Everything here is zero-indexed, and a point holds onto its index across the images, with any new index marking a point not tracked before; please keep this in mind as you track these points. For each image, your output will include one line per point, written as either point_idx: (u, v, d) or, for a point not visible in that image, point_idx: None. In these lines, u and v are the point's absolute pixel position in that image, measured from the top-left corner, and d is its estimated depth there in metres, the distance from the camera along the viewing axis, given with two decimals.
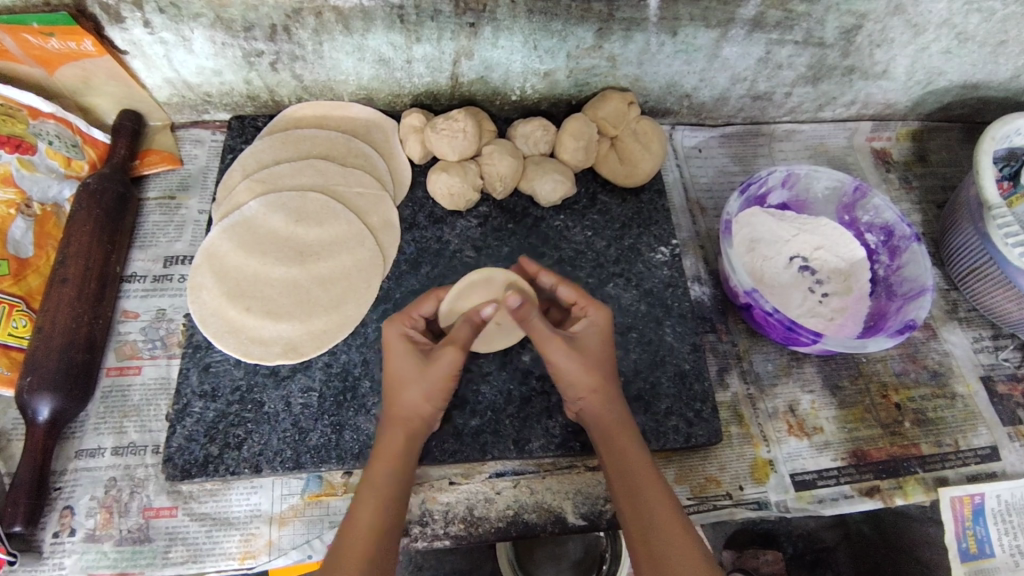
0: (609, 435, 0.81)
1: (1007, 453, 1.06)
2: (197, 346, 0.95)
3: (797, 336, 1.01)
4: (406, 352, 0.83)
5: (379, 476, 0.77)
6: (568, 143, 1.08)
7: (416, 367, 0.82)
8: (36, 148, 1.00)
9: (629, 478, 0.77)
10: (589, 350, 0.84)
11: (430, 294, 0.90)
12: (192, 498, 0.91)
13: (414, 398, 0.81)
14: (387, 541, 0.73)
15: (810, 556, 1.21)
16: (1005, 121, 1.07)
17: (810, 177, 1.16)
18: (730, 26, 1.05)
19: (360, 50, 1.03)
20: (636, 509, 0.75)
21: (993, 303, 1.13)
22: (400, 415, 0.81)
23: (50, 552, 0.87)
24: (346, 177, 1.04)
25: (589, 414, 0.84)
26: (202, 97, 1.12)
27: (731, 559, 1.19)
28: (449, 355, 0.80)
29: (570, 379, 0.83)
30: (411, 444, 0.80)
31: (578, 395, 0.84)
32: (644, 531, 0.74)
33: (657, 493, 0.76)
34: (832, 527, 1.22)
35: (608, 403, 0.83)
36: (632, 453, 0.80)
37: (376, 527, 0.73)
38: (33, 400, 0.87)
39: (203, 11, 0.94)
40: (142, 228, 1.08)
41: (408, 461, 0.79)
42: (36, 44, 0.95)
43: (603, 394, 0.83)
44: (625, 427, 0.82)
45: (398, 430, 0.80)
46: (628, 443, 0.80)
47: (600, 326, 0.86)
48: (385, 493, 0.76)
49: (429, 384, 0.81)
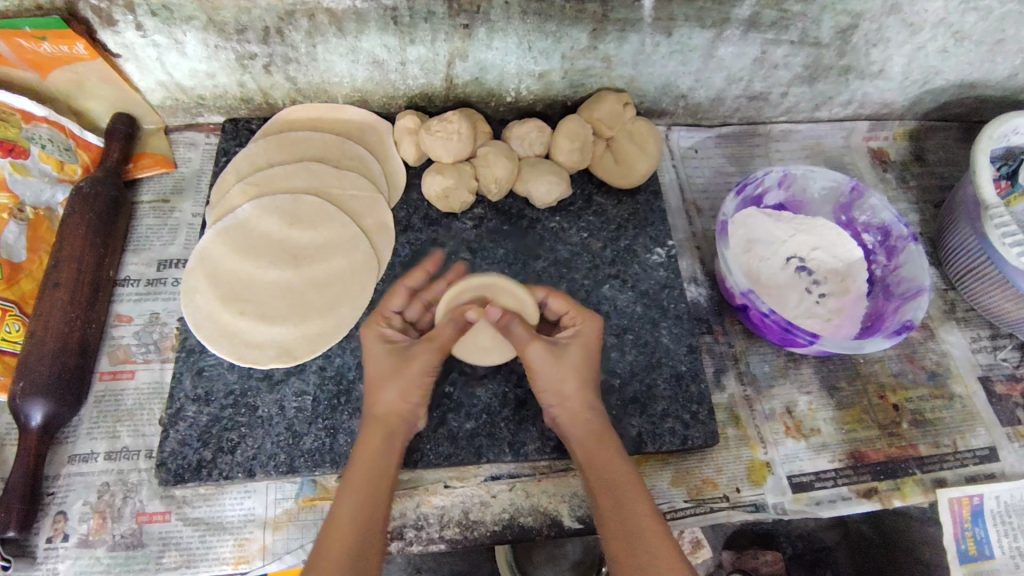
0: (589, 447, 0.81)
1: (1006, 454, 1.06)
2: (191, 350, 0.95)
3: (795, 336, 1.00)
4: (380, 353, 0.83)
5: (357, 474, 0.75)
6: (563, 144, 1.07)
7: (393, 364, 0.81)
8: (28, 151, 1.00)
9: (612, 486, 0.77)
10: (570, 359, 0.83)
11: (398, 287, 0.91)
12: (185, 503, 0.90)
13: (392, 398, 0.80)
14: (367, 542, 0.72)
15: (809, 556, 1.22)
16: (1002, 120, 1.07)
17: (807, 177, 1.16)
18: (725, 26, 1.05)
19: (354, 52, 1.03)
20: (618, 518, 0.75)
21: (991, 303, 1.12)
22: (380, 415, 0.80)
23: (43, 558, 0.86)
24: (340, 180, 1.03)
25: (570, 422, 0.83)
26: (196, 100, 1.12)
27: (731, 560, 1.18)
28: (423, 353, 0.81)
29: (546, 383, 0.82)
30: (392, 444, 0.79)
31: (557, 405, 0.83)
32: (627, 541, 0.73)
33: (639, 500, 0.76)
34: (829, 528, 1.23)
35: (587, 409, 0.82)
36: (612, 463, 0.79)
37: (355, 529, 0.72)
38: (25, 405, 0.87)
39: (195, 13, 0.94)
40: (136, 232, 1.08)
41: (388, 460, 0.78)
42: (30, 48, 0.95)
43: (582, 402, 0.82)
44: (606, 435, 0.81)
45: (379, 429, 0.79)
46: (608, 452, 0.80)
47: (587, 337, 0.85)
48: (367, 495, 0.74)
49: (403, 382, 0.80)
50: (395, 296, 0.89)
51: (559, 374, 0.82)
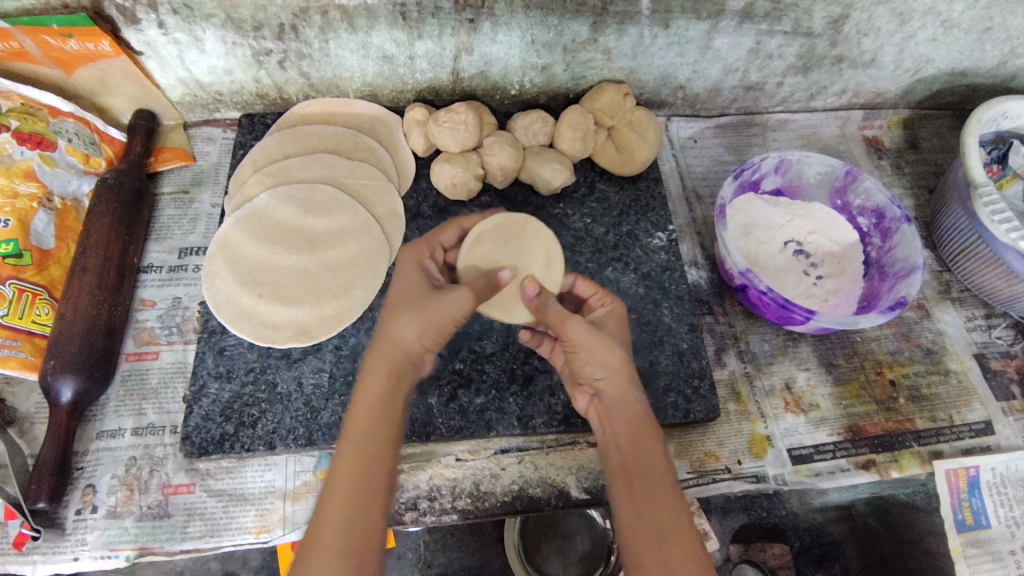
0: (632, 427, 0.77)
1: (1001, 427, 1.08)
2: (212, 331, 0.99)
3: (792, 313, 1.04)
4: (411, 281, 0.82)
5: (362, 419, 0.72)
6: (566, 133, 1.11)
7: (417, 301, 0.79)
8: (56, 145, 1.04)
9: (645, 469, 0.73)
10: (614, 334, 0.84)
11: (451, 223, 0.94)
12: (208, 475, 0.94)
13: (406, 330, 0.77)
14: (375, 485, 0.67)
15: (818, 549, 1.23)
16: (992, 105, 1.12)
17: (803, 163, 1.20)
18: (720, 17, 1.09)
19: (364, 47, 1.07)
20: (647, 501, 0.70)
21: (984, 281, 1.15)
22: (390, 351, 0.76)
23: (72, 529, 0.90)
24: (352, 169, 1.08)
25: (611, 399, 0.80)
26: (214, 96, 1.16)
27: (738, 552, 1.20)
28: (461, 293, 0.80)
29: (591, 356, 0.81)
30: (396, 383, 0.75)
31: (599, 372, 0.81)
32: (653, 530, 0.68)
33: (667, 487, 0.71)
34: (838, 522, 1.25)
35: (631, 387, 0.80)
36: (650, 449, 0.74)
37: (358, 468, 0.68)
38: (56, 382, 0.91)
39: (214, 11, 0.98)
40: (158, 221, 1.13)
41: (392, 405, 0.74)
42: (56, 45, 0.99)
43: (626, 377, 0.80)
44: (646, 420, 0.77)
45: (381, 363, 0.75)
46: (650, 436, 0.76)
47: (618, 314, 0.88)
48: (371, 433, 0.70)
49: (427, 316, 0.78)
50: (446, 231, 0.93)
51: (604, 343, 0.81)
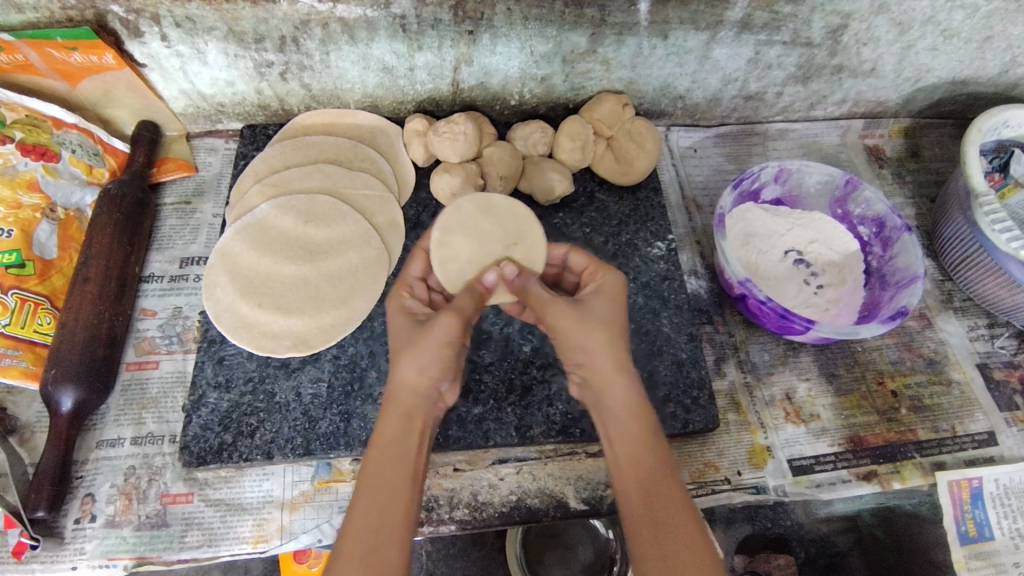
0: (622, 420, 0.76)
1: (1004, 438, 1.08)
2: (212, 340, 1.00)
3: (792, 323, 1.03)
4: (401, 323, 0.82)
5: (376, 466, 0.71)
6: (565, 144, 1.12)
7: (410, 340, 0.79)
8: (59, 155, 1.05)
9: (642, 465, 0.73)
10: (598, 312, 0.80)
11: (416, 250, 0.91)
12: (207, 485, 0.95)
13: (405, 372, 0.76)
14: (391, 524, 0.68)
15: (822, 560, 1.20)
16: (992, 114, 1.11)
17: (802, 172, 1.19)
18: (719, 28, 1.09)
19: (365, 59, 1.08)
20: (649, 498, 0.71)
21: (987, 291, 1.15)
22: (397, 395, 0.76)
23: (71, 538, 0.90)
24: (353, 180, 1.08)
25: (597, 385, 0.78)
26: (216, 108, 1.18)
27: (743, 563, 1.16)
28: (443, 320, 0.78)
29: (574, 339, 0.79)
30: (409, 424, 0.75)
31: (583, 357, 0.79)
32: (657, 530, 0.69)
33: (668, 484, 0.72)
34: (844, 532, 1.20)
35: (617, 370, 0.77)
36: (641, 439, 0.74)
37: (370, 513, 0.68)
38: (56, 392, 0.91)
39: (216, 24, 0.99)
40: (160, 231, 1.14)
41: (407, 447, 0.73)
42: (60, 58, 1.01)
43: (610, 363, 0.77)
44: (638, 408, 0.76)
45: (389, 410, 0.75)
46: (639, 429, 0.75)
47: (609, 288, 0.83)
48: (385, 479, 0.70)
49: (420, 354, 0.77)
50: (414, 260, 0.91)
51: (584, 327, 0.79)
